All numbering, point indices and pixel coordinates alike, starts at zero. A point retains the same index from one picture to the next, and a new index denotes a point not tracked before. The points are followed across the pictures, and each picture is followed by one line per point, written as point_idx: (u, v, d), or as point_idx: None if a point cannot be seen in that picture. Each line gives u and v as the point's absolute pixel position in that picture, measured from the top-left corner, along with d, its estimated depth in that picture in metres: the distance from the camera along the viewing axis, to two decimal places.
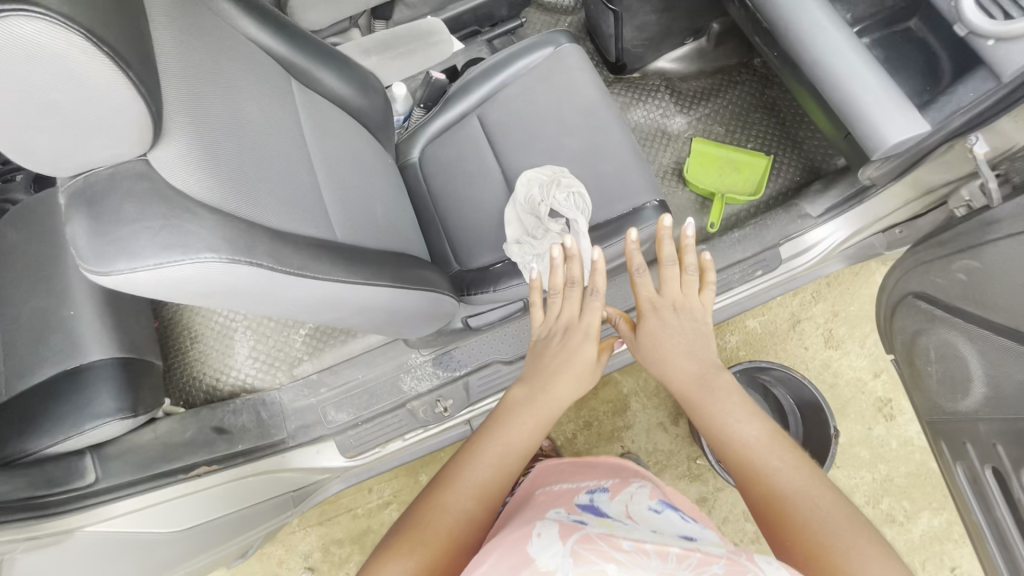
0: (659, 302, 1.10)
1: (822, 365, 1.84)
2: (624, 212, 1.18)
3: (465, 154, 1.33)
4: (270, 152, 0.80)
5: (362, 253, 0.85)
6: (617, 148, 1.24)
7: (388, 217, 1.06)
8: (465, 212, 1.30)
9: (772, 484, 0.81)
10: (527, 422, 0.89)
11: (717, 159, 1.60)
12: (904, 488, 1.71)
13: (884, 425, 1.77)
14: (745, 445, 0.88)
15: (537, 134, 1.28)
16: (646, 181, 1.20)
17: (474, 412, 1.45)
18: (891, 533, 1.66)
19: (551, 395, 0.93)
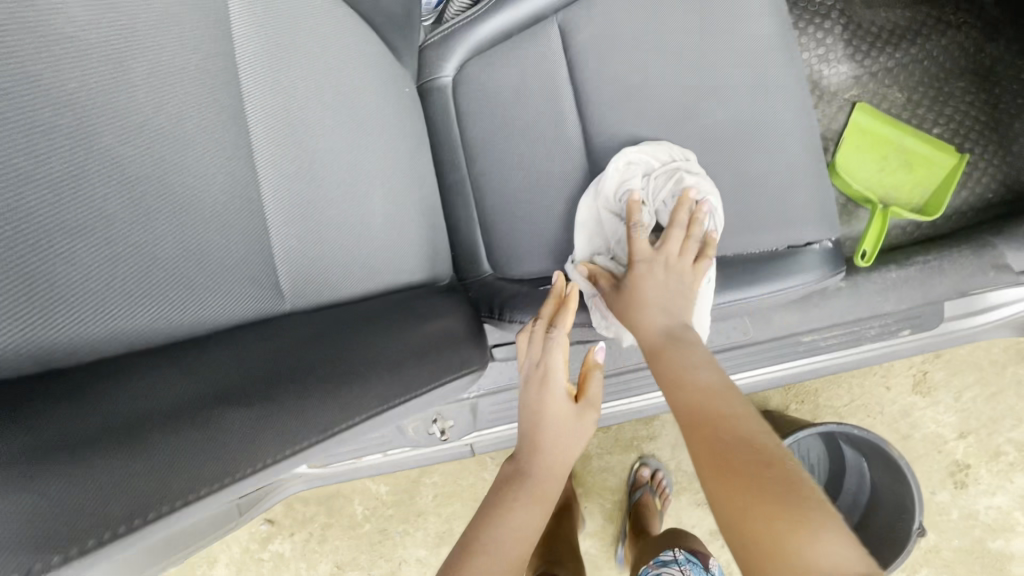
0: (646, 258, 0.68)
1: (899, 412, 1.52)
2: (771, 250, 0.73)
3: (529, 89, 0.83)
4: (125, 196, 0.39)
5: (316, 366, 0.44)
6: (786, 135, 0.74)
7: (392, 219, 0.63)
8: (514, 188, 0.84)
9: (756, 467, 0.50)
10: (529, 500, 0.65)
11: (883, 145, 1.10)
12: (950, 563, 1.49)
13: (952, 492, 1.49)
14: (709, 416, 0.55)
15: (654, 81, 0.77)
16: (820, 204, 0.73)
17: (480, 435, 1.12)
18: None
19: (542, 466, 0.68)
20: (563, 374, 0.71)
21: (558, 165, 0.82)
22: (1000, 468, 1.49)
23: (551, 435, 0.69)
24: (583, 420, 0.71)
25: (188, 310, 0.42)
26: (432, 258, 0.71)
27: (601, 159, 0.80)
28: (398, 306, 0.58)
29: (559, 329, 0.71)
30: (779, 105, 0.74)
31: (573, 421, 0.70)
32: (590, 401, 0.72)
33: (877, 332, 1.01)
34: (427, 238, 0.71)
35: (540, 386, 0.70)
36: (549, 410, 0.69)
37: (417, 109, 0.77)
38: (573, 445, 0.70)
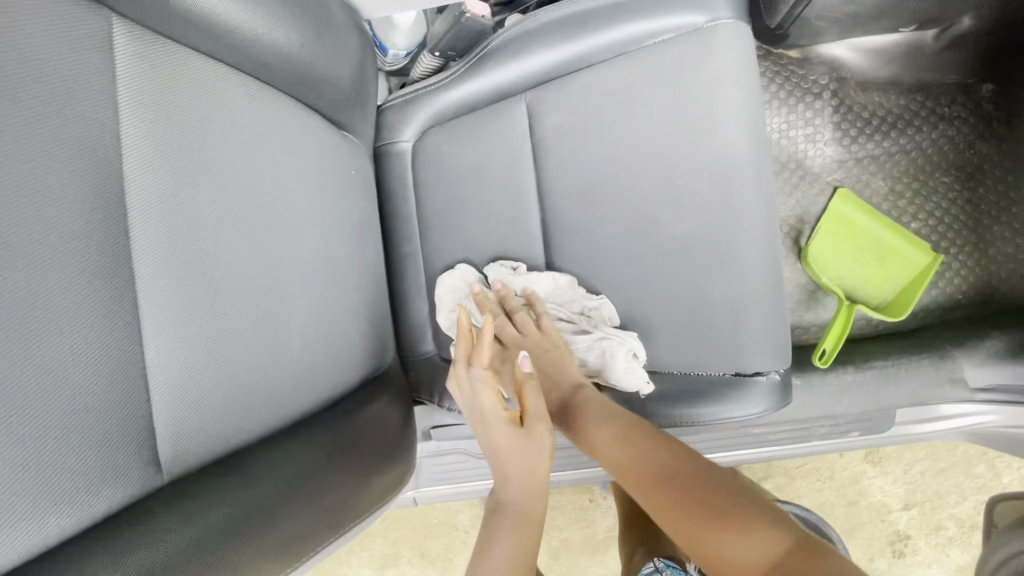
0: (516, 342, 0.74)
1: (849, 479, 1.53)
2: (718, 374, 0.71)
3: (489, 169, 0.78)
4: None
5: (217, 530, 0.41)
6: (748, 256, 0.70)
7: (319, 330, 0.58)
8: (465, 270, 0.80)
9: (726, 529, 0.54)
10: (507, 530, 0.62)
11: (858, 235, 1.07)
12: None
13: (889, 561, 1.53)
14: (626, 472, 0.63)
15: (618, 181, 0.73)
16: (771, 333, 0.71)
17: (421, 491, 1.10)
18: None
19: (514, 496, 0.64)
20: (494, 404, 0.68)
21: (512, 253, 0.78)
22: (937, 540, 1.53)
23: (509, 467, 0.65)
24: (536, 439, 0.66)
25: (56, 510, 0.35)
26: (368, 355, 0.66)
27: (557, 253, 0.76)
28: (327, 440, 0.52)
29: (477, 364, 0.68)
30: (744, 225, 0.70)
31: (524, 441, 0.66)
32: (536, 415, 0.67)
33: (827, 428, 1.00)
34: (364, 335, 0.65)
35: (482, 426, 0.68)
36: (494, 442, 0.67)
37: (364, 188, 0.72)
38: (536, 461, 0.65)
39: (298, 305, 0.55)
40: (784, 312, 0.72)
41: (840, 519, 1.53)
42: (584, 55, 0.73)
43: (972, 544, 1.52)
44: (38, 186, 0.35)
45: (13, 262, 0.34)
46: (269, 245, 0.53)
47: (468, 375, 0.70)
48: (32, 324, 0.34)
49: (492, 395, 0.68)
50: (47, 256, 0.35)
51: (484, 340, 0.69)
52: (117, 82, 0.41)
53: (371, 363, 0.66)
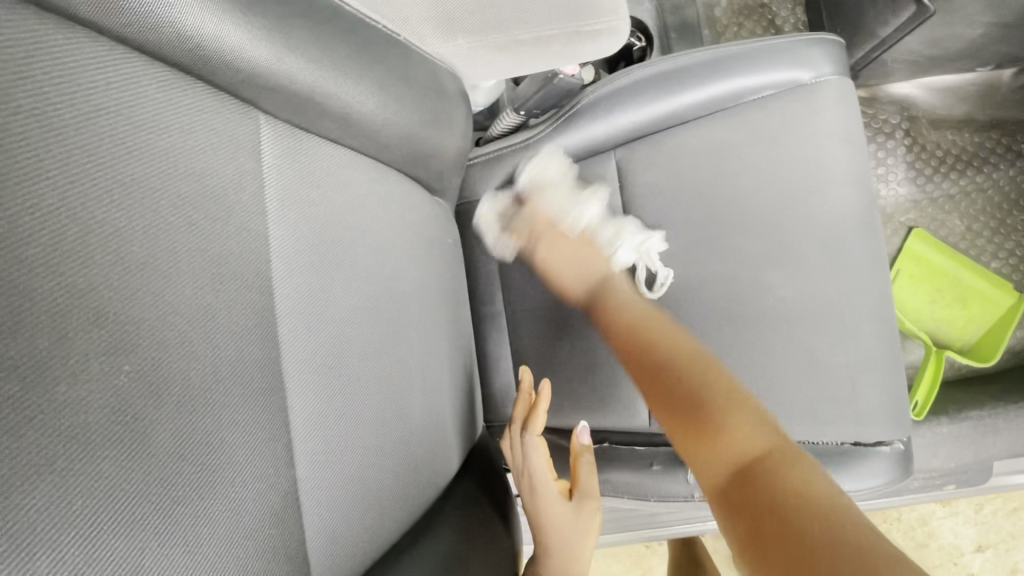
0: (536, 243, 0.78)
1: (917, 520, 1.47)
2: (835, 444, 0.67)
3: (579, 228, 0.76)
4: (139, 535, 0.28)
5: None
6: (862, 318, 0.67)
7: (433, 417, 0.55)
8: (554, 332, 0.76)
9: (789, 472, 0.48)
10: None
11: (939, 278, 1.03)
12: None
13: None
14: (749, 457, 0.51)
15: (720, 241, 0.70)
16: (887, 399, 0.67)
17: None
18: None
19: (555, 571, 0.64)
20: (546, 474, 0.68)
21: None
22: None
23: (552, 539, 0.66)
24: (581, 516, 0.67)
25: None
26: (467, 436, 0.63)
27: None
28: (456, 539, 0.50)
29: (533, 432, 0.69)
30: (857, 287, 0.67)
31: (569, 515, 0.67)
32: (587, 492, 0.68)
33: (919, 481, 0.95)
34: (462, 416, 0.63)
35: (530, 493, 0.69)
36: (540, 512, 0.68)
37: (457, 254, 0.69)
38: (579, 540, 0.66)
39: (418, 393, 0.53)
40: (902, 376, 0.68)
41: (911, 563, 1.46)
42: (679, 114, 0.71)
43: None
44: (209, 314, 0.34)
45: (194, 402, 0.32)
46: (393, 334, 0.50)
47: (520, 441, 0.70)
48: (212, 470, 0.32)
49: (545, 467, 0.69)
50: (221, 391, 0.33)
51: (544, 411, 0.69)
52: (269, 187, 0.39)
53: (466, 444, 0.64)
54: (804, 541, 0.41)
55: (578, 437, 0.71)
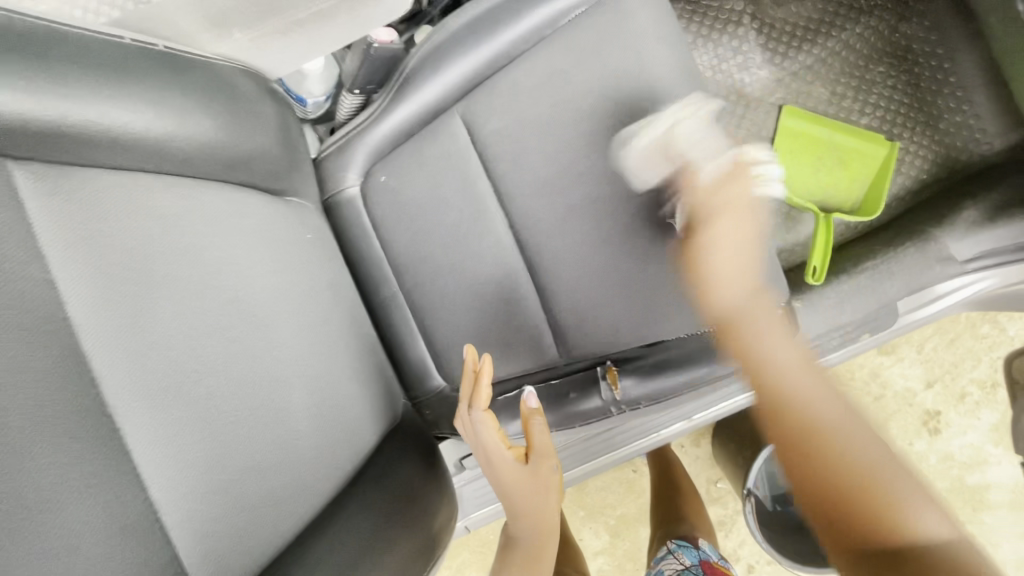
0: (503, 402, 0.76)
1: (869, 375, 1.57)
2: None
3: (443, 191, 0.76)
4: None
5: None
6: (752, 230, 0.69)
7: (324, 408, 0.57)
8: (450, 297, 0.78)
9: (881, 476, 0.53)
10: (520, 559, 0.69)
11: (815, 146, 1.07)
12: None
13: (927, 440, 1.56)
14: (814, 421, 0.58)
15: (574, 168, 0.72)
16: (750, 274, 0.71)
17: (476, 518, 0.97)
18: None
19: (527, 531, 0.70)
20: (498, 447, 0.69)
21: (489, 266, 0.76)
22: (967, 410, 1.56)
23: (520, 504, 0.69)
24: (542, 476, 0.70)
25: None
26: (374, 420, 0.65)
27: (535, 255, 0.75)
28: (376, 508, 0.54)
29: (476, 409, 0.69)
30: (709, 175, 0.70)
31: (530, 479, 0.69)
32: (543, 452, 0.70)
33: (835, 341, 1.01)
34: (363, 400, 0.65)
35: (487, 463, 0.71)
36: (504, 482, 0.70)
37: (324, 249, 0.70)
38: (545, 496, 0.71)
39: (297, 389, 0.54)
40: (770, 248, 0.72)
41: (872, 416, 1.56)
42: (503, 52, 0.71)
43: (999, 402, 1.56)
44: None
45: None
46: (248, 339, 0.51)
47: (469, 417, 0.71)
48: None
49: (496, 437, 0.70)
50: None
51: (487, 382, 0.69)
52: (43, 231, 0.40)
53: (378, 426, 0.66)
54: (853, 526, 0.52)
55: (525, 402, 0.71)
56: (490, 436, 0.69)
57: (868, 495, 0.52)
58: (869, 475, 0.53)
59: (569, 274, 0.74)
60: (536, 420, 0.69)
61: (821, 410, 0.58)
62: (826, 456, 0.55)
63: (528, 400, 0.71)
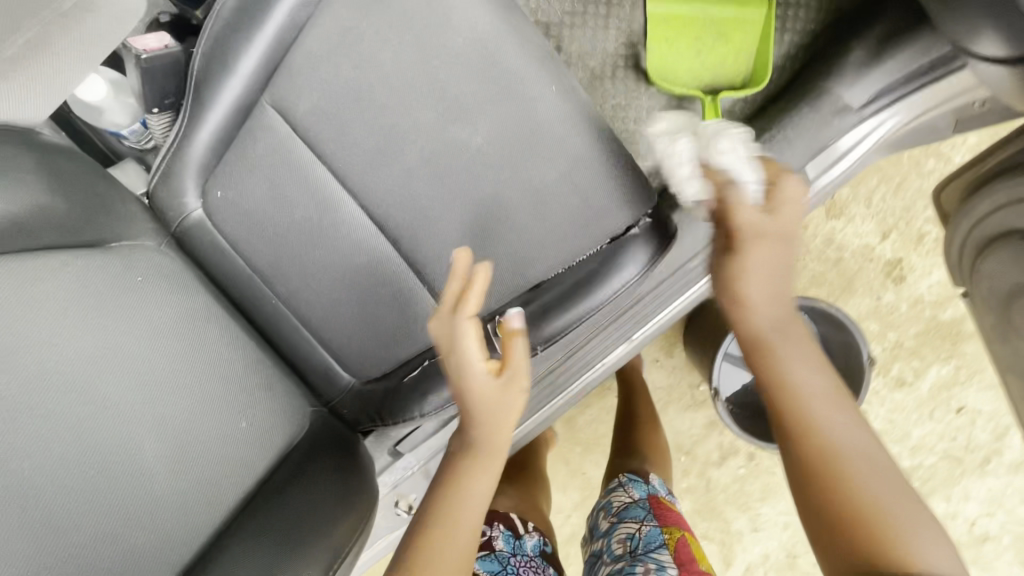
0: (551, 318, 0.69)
1: (824, 241, 1.48)
2: (597, 250, 0.68)
3: (283, 189, 0.71)
4: None
5: None
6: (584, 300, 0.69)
7: (189, 457, 0.57)
8: (328, 295, 0.75)
9: (897, 533, 0.48)
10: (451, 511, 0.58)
11: (688, 26, 0.99)
12: (914, 348, 1.49)
13: (894, 290, 1.48)
14: (835, 466, 0.51)
15: (399, 129, 0.66)
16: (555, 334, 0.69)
17: None
18: (899, 398, 1.50)
19: (466, 464, 0.59)
20: (475, 355, 0.57)
21: (354, 253, 0.73)
22: (929, 249, 1.47)
23: (475, 425, 0.58)
24: (509, 397, 0.58)
25: None
26: (269, 449, 0.65)
27: (394, 230, 0.71)
28: (252, 558, 0.57)
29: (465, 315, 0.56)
30: (539, 96, 0.64)
31: (496, 397, 0.57)
32: (520, 370, 0.58)
33: None
34: (256, 430, 0.64)
35: (456, 370, 0.58)
36: (472, 396, 0.57)
37: (175, 288, 0.66)
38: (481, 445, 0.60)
39: (146, 445, 0.54)
40: (626, 156, 0.67)
41: (835, 281, 1.49)
42: (287, 24, 0.65)
43: None
44: None
45: None
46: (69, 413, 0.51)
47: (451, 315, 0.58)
48: None
49: (476, 343, 0.57)
50: None
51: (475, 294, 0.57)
52: None
53: (275, 452, 0.66)
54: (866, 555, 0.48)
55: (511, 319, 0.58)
56: (469, 337, 0.57)
57: (882, 529, 0.48)
58: (839, 478, 0.51)
59: (434, 240, 0.70)
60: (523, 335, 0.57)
61: (842, 438, 0.53)
62: (827, 490, 0.51)
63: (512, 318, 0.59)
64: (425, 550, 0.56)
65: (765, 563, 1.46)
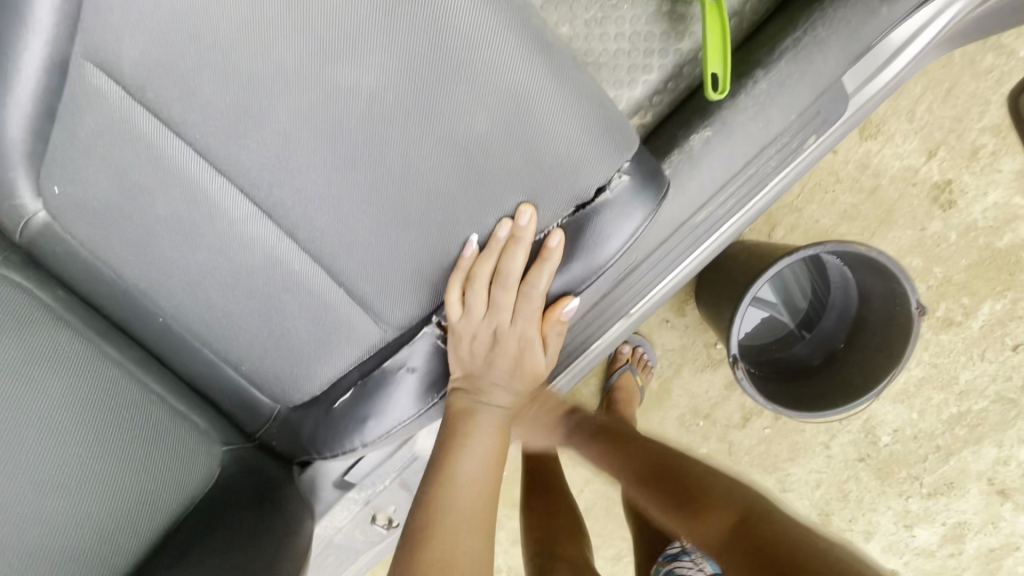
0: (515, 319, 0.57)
1: (857, 167, 1.18)
2: (564, 220, 0.50)
3: (134, 177, 0.53)
4: None
5: None
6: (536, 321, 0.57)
7: (33, 540, 0.48)
8: (222, 309, 0.58)
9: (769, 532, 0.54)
10: (466, 559, 0.52)
11: None
12: (965, 283, 1.21)
13: (942, 218, 1.18)
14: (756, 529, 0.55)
15: (261, 80, 0.46)
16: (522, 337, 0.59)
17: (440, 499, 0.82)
18: (946, 340, 1.24)
19: (465, 478, 0.57)
20: (533, 332, 0.57)
21: (242, 253, 0.55)
22: (985, 166, 1.16)
23: (491, 416, 0.61)
24: (525, 377, 0.62)
25: None
26: (158, 510, 0.53)
27: (286, 219, 0.53)
28: None
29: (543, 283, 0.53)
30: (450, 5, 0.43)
31: (518, 375, 0.62)
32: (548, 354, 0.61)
33: (774, 162, 0.76)
34: (130, 490, 0.52)
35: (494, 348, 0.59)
36: (498, 368, 0.60)
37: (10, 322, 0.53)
38: (510, 404, 0.63)
39: None
40: (591, 81, 0.46)
41: (871, 212, 1.20)
42: None
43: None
44: None
45: None
46: None
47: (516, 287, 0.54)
48: None
49: (533, 321, 0.57)
50: None
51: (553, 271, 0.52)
52: None
53: (172, 510, 0.54)
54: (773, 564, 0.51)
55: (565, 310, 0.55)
56: (532, 310, 0.56)
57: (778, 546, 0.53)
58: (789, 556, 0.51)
59: (340, 229, 0.51)
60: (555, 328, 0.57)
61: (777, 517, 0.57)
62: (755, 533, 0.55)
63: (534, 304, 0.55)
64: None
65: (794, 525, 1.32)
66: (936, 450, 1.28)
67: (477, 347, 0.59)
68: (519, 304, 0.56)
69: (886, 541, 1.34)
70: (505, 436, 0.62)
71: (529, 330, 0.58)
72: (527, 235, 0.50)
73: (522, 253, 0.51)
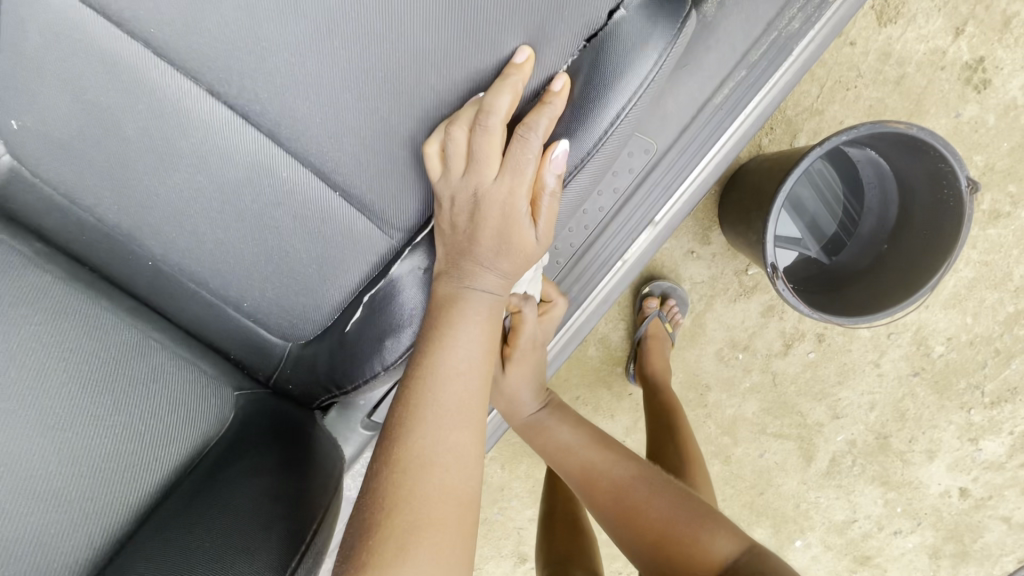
0: (499, 179, 0.46)
1: (880, 54, 0.93)
2: (577, 53, 0.44)
3: (93, 95, 0.48)
4: None
5: None
6: (525, 184, 0.46)
7: (25, 493, 0.42)
8: (210, 238, 0.52)
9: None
10: (448, 454, 0.46)
11: None
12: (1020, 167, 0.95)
13: (978, 101, 0.93)
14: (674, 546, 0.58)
15: None
16: (502, 206, 0.47)
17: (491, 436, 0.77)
18: (998, 235, 0.97)
19: (450, 363, 0.48)
20: (522, 194, 0.46)
21: (222, 167, 0.49)
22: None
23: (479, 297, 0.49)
24: (515, 254, 0.49)
25: None
26: (167, 455, 0.47)
27: (267, 117, 0.47)
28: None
29: (536, 126, 0.43)
30: None
31: (503, 258, 0.49)
32: (542, 233, 0.49)
33: (799, 21, 0.65)
34: (133, 435, 0.46)
35: (471, 221, 0.47)
36: (479, 248, 0.48)
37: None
38: (501, 294, 0.51)
39: None
40: None
41: (899, 106, 0.94)
42: None
43: None
44: None
45: None
46: None
47: (499, 131, 0.44)
48: None
49: (526, 179, 0.45)
50: None
51: (552, 109, 0.44)
52: None
53: (185, 455, 0.48)
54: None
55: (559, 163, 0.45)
56: (517, 165, 0.45)
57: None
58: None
59: (330, 119, 0.46)
60: (548, 191, 0.46)
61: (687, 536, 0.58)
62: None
63: (522, 153, 0.44)
64: (407, 472, 0.45)
65: (852, 451, 1.08)
66: (995, 355, 1.02)
67: (459, 217, 0.48)
68: (507, 156, 0.45)
69: (952, 458, 1.06)
70: (497, 323, 0.51)
71: (517, 190, 0.46)
72: (526, 72, 0.43)
73: (514, 84, 0.43)
